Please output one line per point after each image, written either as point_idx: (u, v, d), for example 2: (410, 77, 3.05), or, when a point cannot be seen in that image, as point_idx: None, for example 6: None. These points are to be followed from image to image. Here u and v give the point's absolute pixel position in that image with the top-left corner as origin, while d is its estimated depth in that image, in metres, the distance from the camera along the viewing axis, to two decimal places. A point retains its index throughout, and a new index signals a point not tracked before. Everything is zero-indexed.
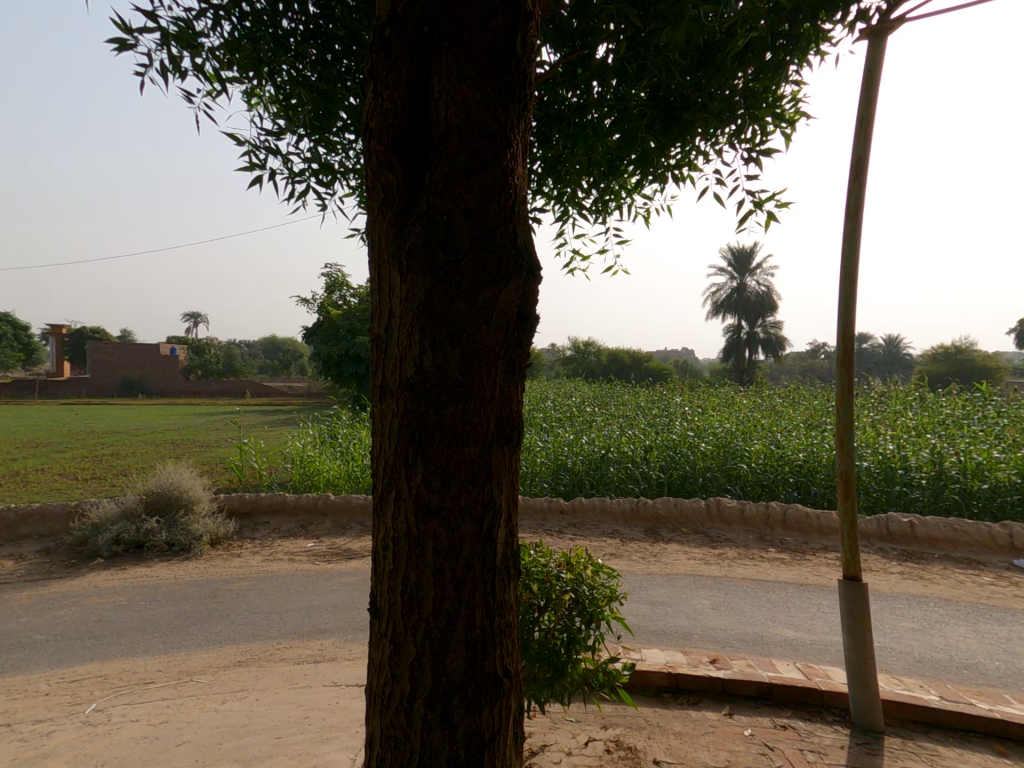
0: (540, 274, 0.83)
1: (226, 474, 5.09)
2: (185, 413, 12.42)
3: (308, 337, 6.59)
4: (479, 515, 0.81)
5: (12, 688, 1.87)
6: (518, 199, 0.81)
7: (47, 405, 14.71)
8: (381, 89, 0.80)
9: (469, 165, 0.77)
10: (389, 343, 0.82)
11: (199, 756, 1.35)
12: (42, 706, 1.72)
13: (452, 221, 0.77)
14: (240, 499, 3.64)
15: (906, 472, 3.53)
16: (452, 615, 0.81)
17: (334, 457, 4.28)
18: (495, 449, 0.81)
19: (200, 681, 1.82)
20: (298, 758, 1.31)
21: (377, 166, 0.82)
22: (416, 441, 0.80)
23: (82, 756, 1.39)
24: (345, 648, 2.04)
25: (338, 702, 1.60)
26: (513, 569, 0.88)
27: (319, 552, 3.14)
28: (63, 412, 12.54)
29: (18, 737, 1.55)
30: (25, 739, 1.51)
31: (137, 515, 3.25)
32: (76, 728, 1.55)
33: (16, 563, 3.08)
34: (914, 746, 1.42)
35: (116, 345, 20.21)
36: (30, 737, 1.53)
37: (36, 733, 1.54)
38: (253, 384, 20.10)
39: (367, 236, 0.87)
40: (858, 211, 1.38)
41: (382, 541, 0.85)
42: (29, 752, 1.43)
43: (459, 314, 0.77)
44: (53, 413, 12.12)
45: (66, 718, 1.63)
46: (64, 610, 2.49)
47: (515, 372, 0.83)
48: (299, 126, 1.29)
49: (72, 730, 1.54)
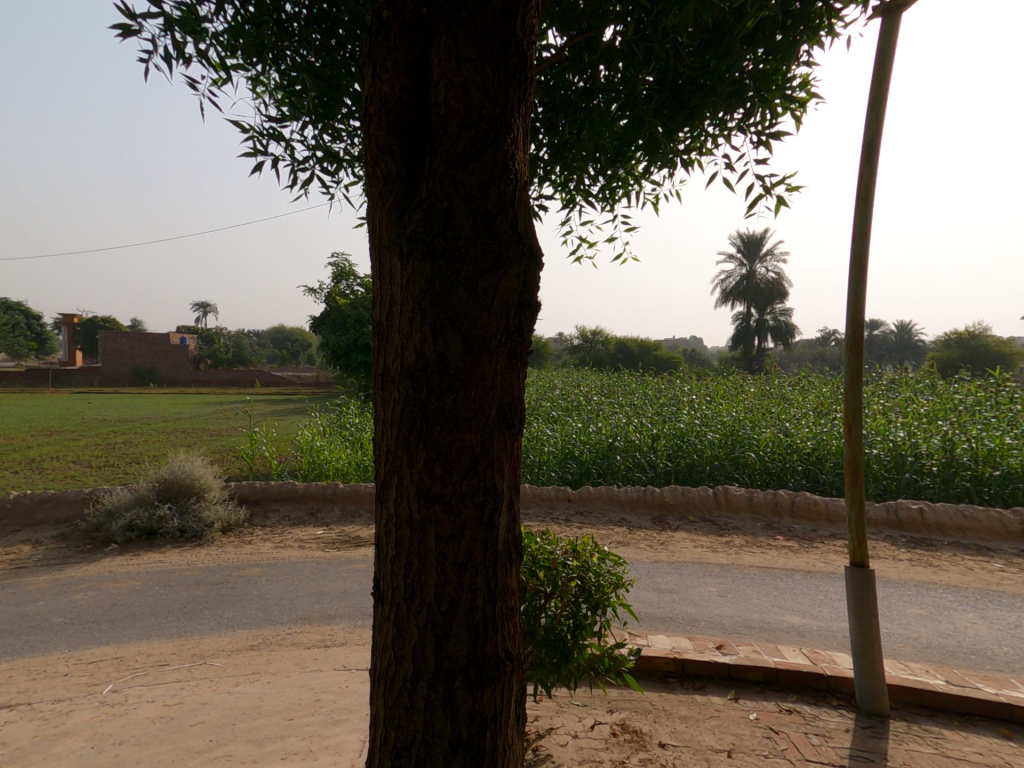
0: (540, 260, 0.83)
1: (236, 462, 5.13)
2: (196, 402, 12.57)
3: (318, 325, 6.63)
4: (480, 501, 0.81)
5: (32, 669, 1.91)
6: (518, 184, 0.80)
7: (61, 393, 14.94)
8: (381, 73, 0.80)
9: (469, 150, 0.77)
10: (390, 330, 0.82)
11: (212, 736, 1.38)
12: (61, 686, 1.76)
13: (451, 207, 0.76)
14: (251, 487, 3.69)
15: (917, 459, 3.51)
16: (454, 600, 0.82)
17: (344, 446, 4.31)
18: (496, 435, 0.82)
19: (214, 665, 1.86)
20: (308, 738, 1.34)
21: (377, 152, 0.82)
22: (417, 428, 0.80)
23: (100, 734, 1.42)
24: (355, 633, 2.07)
25: (348, 685, 1.63)
26: (515, 556, 0.89)
27: (329, 539, 3.18)
28: (76, 400, 12.78)
29: (38, 716, 1.59)
30: (44, 718, 1.54)
31: (151, 501, 3.30)
32: (94, 707, 1.59)
33: (34, 548, 3.14)
34: (919, 730, 1.43)
35: (127, 335, 20.43)
36: (50, 715, 1.57)
37: (56, 712, 1.58)
38: (263, 373, 20.24)
39: (367, 223, 0.87)
40: (869, 194, 1.36)
41: (385, 527, 0.86)
42: (49, 730, 1.47)
43: (459, 300, 0.77)
44: (67, 401, 12.32)
45: (85, 698, 1.67)
46: (81, 594, 2.54)
47: (517, 360, 0.83)
48: (303, 112, 1.29)
49: (91, 710, 1.58)
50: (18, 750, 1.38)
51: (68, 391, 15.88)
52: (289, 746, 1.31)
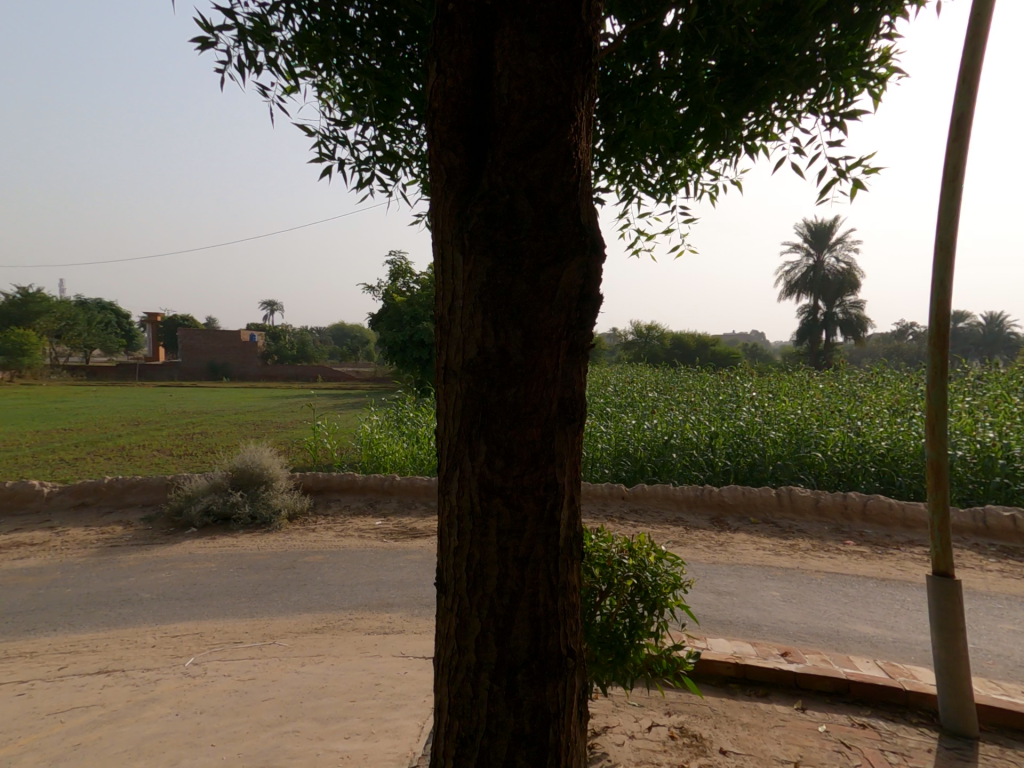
0: (602, 251, 0.82)
1: (301, 453, 5.39)
2: (266, 396, 13.30)
3: (375, 321, 6.82)
4: (541, 495, 0.82)
5: (124, 638, 2.08)
6: (581, 173, 0.80)
7: (147, 386, 16.17)
8: (445, 67, 0.81)
9: (530, 141, 0.76)
10: (451, 324, 0.83)
11: (282, 711, 1.45)
12: (149, 656, 1.91)
13: (513, 199, 0.76)
14: (314, 478, 3.85)
15: (1008, 462, 3.23)
16: (515, 594, 0.83)
17: (400, 440, 4.43)
18: (556, 429, 0.81)
19: (282, 645, 1.96)
20: (370, 720, 1.39)
21: (440, 147, 0.83)
22: (478, 422, 0.81)
23: (184, 702, 1.53)
24: (412, 622, 2.12)
25: (406, 671, 1.67)
26: (576, 552, 0.88)
27: (386, 530, 3.28)
28: (159, 392, 13.80)
29: (130, 683, 1.72)
30: (136, 684, 1.68)
31: (225, 488, 3.51)
32: (178, 677, 1.71)
33: (125, 528, 3.42)
34: (1011, 755, 1.32)
35: (204, 332, 21.83)
36: (140, 681, 1.70)
37: (146, 680, 1.71)
38: (325, 368, 21.10)
39: (429, 218, 0.88)
40: (958, 173, 1.25)
41: (447, 520, 0.87)
42: (141, 696, 1.60)
43: (520, 293, 0.77)
44: (153, 394, 13.33)
45: (170, 668, 1.80)
46: (165, 572, 2.74)
47: (577, 353, 0.83)
48: (364, 114, 1.32)
49: (175, 679, 1.70)
50: (114, 712, 1.51)
51: (153, 385, 17.18)
52: (352, 726, 1.36)
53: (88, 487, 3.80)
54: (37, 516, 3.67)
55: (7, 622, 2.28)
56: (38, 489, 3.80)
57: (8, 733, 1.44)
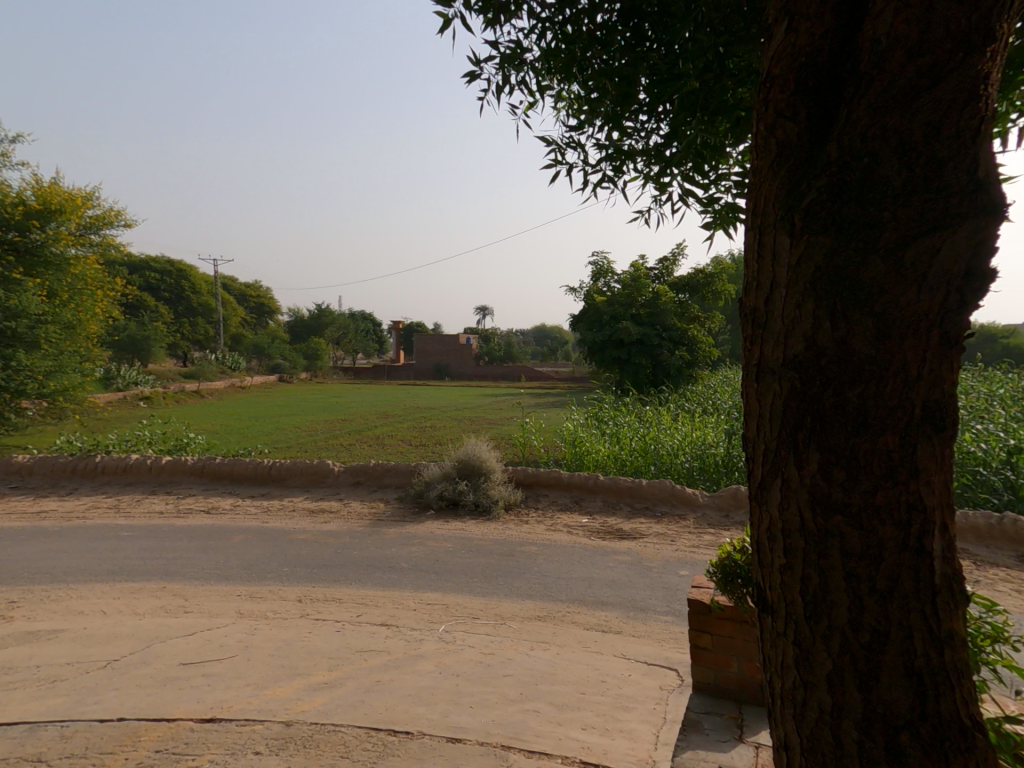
0: (1002, 214, 0.62)
1: (513, 448, 5.79)
2: (484, 394, 14.69)
3: (575, 327, 6.95)
4: (906, 518, 0.65)
5: (391, 599, 2.48)
6: (985, 110, 0.61)
7: (392, 384, 19.13)
8: (796, 23, 0.71)
9: (909, 78, 0.61)
10: (774, 316, 0.71)
11: (519, 689, 1.55)
12: (414, 617, 2.25)
13: (877, 156, 0.62)
14: (524, 472, 4.06)
15: None
16: (879, 637, 0.65)
17: (603, 439, 4.45)
18: (927, 437, 0.64)
19: (512, 626, 2.10)
20: (602, 717, 1.40)
21: (775, 116, 0.73)
22: (813, 426, 0.67)
23: (444, 663, 1.77)
24: (632, 624, 2.09)
25: (632, 674, 1.65)
26: (958, 601, 0.68)
27: (594, 528, 3.30)
28: (402, 389, 16.21)
29: (402, 638, 2.06)
30: (408, 640, 2.00)
31: (453, 477, 3.91)
32: (436, 640, 1.98)
33: (383, 505, 4.07)
34: None
35: (431, 337, 24.95)
36: (410, 638, 2.02)
37: (413, 639, 2.02)
38: (530, 369, 22.36)
39: (747, 201, 0.78)
40: None
41: (765, 534, 0.75)
42: (410, 654, 1.89)
43: (881, 271, 0.62)
44: (398, 392, 15.73)
45: (428, 631, 2.09)
46: (414, 546, 3.17)
47: (956, 346, 0.64)
48: (598, 116, 1.33)
49: (434, 641, 1.97)
50: (396, 661, 1.83)
51: (396, 383, 20.24)
52: (586, 719, 1.39)
53: (361, 469, 4.69)
54: (330, 489, 4.65)
55: (319, 573, 2.96)
56: (327, 467, 4.81)
57: (333, 659, 1.88)
